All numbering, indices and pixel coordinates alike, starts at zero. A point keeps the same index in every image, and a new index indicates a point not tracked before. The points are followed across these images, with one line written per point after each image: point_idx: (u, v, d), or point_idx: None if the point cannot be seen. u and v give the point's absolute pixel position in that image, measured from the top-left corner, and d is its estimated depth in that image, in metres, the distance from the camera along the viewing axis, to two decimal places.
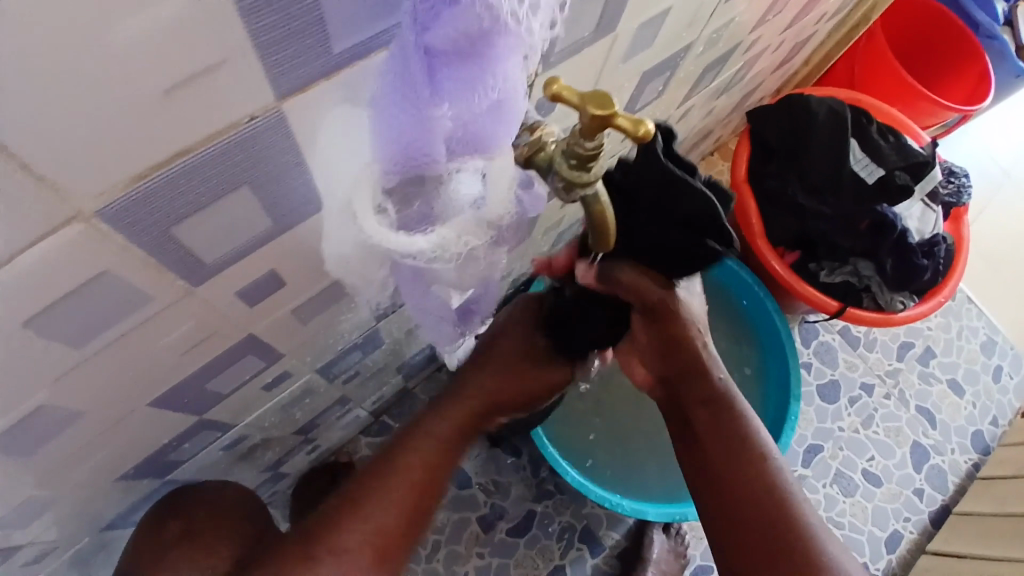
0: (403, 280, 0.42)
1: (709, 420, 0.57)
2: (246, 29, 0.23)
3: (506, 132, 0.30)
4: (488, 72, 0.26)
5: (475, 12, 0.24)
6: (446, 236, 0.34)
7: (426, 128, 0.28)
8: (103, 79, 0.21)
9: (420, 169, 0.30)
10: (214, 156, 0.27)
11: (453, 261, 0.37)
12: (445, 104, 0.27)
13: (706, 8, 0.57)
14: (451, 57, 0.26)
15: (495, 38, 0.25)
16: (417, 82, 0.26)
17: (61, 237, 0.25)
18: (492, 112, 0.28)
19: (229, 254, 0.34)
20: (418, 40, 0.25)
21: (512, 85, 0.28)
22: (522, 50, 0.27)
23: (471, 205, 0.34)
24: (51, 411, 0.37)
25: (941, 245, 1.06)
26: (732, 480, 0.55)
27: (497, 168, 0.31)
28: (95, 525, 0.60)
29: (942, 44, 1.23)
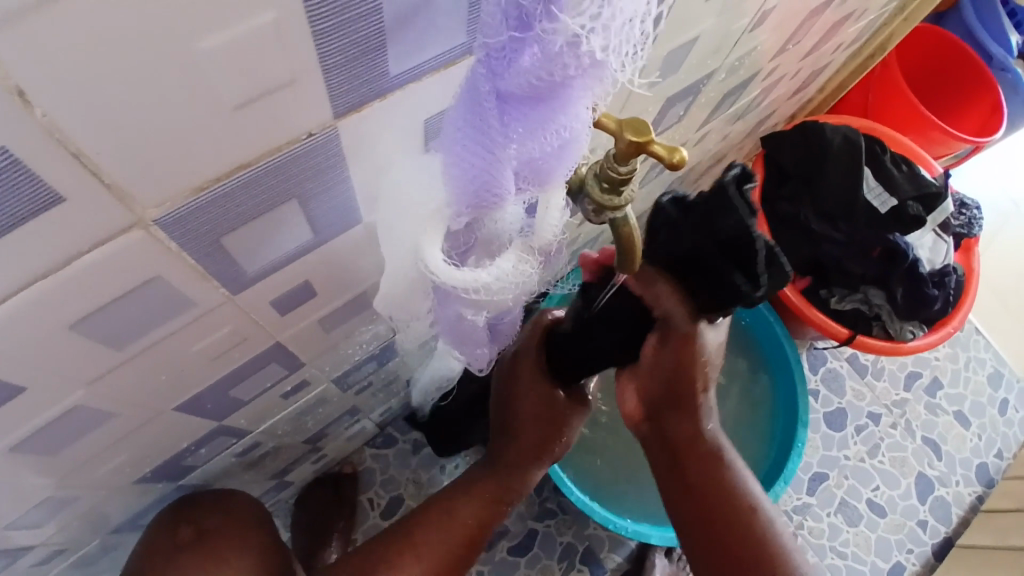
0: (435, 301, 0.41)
1: (699, 467, 0.57)
2: (315, 51, 0.24)
3: (566, 167, 0.30)
4: (560, 114, 0.27)
5: (554, 61, 0.24)
6: (506, 267, 0.35)
7: (494, 168, 0.28)
8: (178, 92, 0.22)
9: (484, 206, 0.31)
10: (269, 169, 0.28)
11: (514, 295, 0.38)
12: (515, 145, 0.28)
13: (731, 37, 0.58)
14: (523, 100, 0.26)
15: (571, 86, 0.25)
16: (491, 127, 0.27)
17: (119, 243, 0.26)
18: (560, 150, 0.29)
19: (269, 264, 0.35)
20: (492, 87, 0.26)
21: (582, 124, 0.28)
22: (601, 94, 0.27)
23: (519, 233, 0.36)
24: (83, 411, 0.38)
25: (952, 275, 1.06)
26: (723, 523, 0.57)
27: (549, 199, 0.33)
28: (105, 529, 0.60)
29: (954, 74, 1.24)
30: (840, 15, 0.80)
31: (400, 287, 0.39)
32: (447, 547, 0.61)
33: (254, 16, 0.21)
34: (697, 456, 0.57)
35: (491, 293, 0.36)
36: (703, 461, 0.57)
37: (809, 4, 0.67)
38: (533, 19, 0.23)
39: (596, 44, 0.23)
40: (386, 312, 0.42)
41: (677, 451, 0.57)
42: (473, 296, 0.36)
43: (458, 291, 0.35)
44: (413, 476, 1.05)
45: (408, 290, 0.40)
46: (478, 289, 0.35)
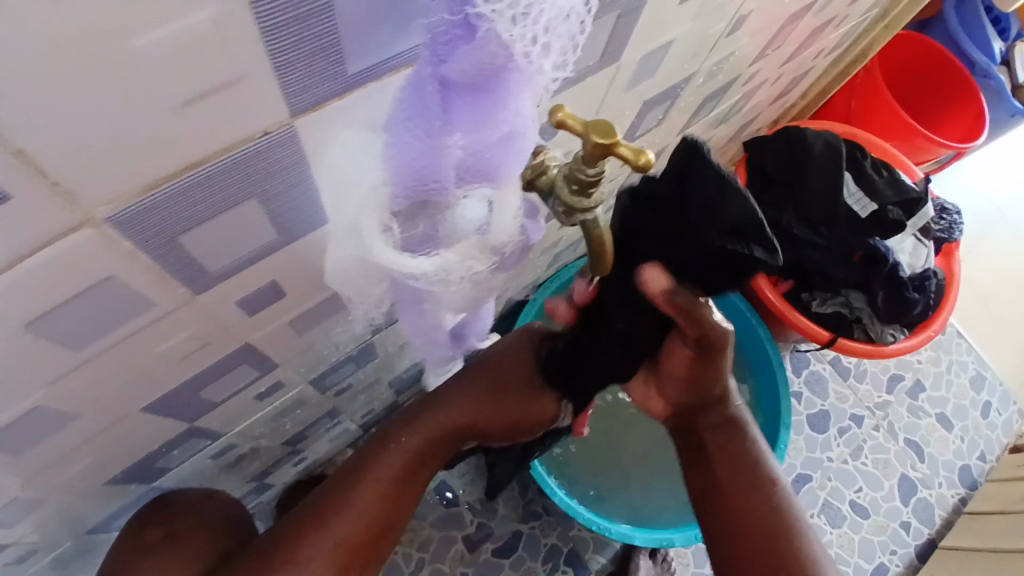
0: (400, 297, 0.41)
1: (722, 444, 0.57)
2: (264, 48, 0.24)
3: (514, 159, 0.30)
4: (500, 106, 0.27)
5: (489, 49, 0.24)
6: (449, 259, 0.34)
7: (434, 155, 0.28)
8: (121, 89, 0.22)
9: (429, 194, 0.31)
10: (224, 168, 0.27)
11: (461, 288, 0.38)
12: (456, 135, 0.28)
13: (709, 40, 0.59)
14: (464, 89, 0.26)
15: (509, 75, 0.26)
16: (431, 112, 0.27)
17: (69, 242, 0.26)
18: (501, 142, 0.29)
19: (232, 263, 0.34)
20: (434, 71, 0.26)
21: (522, 118, 0.28)
22: (535, 87, 0.27)
23: (476, 230, 0.35)
24: (44, 413, 0.37)
25: (933, 279, 1.07)
26: (751, 498, 0.55)
27: (503, 197, 0.32)
28: (76, 531, 0.59)
29: (938, 81, 1.25)
30: (819, 19, 0.81)
31: (365, 288, 0.39)
32: (366, 516, 0.51)
33: (197, 12, 0.21)
34: (723, 434, 0.58)
35: (432, 281, 0.35)
36: (733, 440, 0.57)
37: (788, 9, 0.68)
38: (468, 6, 0.23)
39: (519, 31, 0.24)
40: (353, 306, 0.42)
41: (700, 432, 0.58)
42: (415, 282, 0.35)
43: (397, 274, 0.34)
44: None
45: (375, 290, 0.40)
46: (419, 277, 0.34)
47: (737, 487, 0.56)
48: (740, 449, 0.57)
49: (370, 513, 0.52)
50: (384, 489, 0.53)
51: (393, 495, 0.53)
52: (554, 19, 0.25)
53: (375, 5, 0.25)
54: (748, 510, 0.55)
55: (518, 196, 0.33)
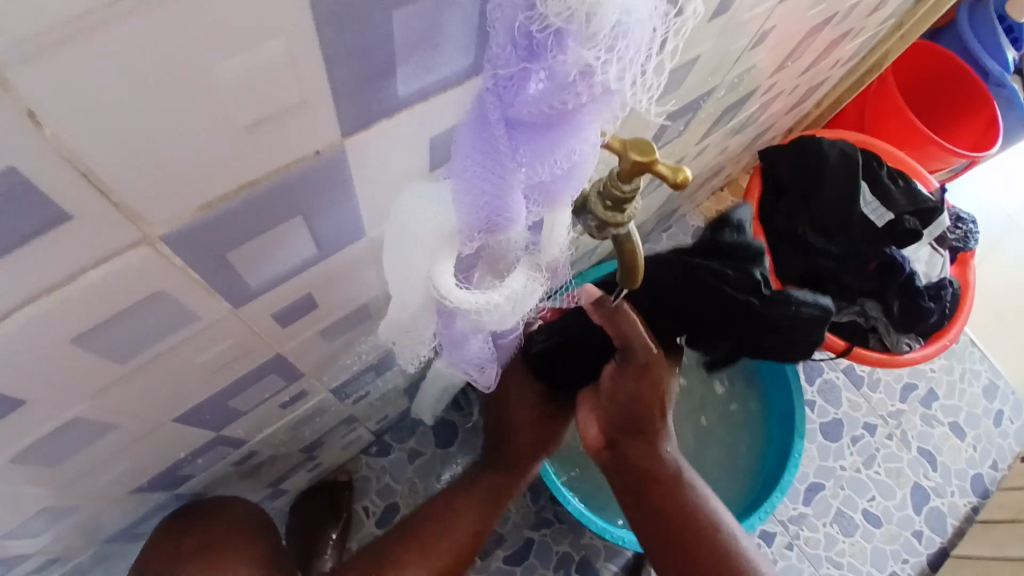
0: (439, 323, 0.41)
1: (664, 489, 0.59)
2: (326, 74, 0.24)
3: (577, 188, 0.31)
4: (571, 141, 0.27)
5: (566, 92, 0.24)
6: (513, 288, 0.35)
7: (504, 194, 0.29)
8: (187, 116, 0.22)
9: (495, 229, 0.31)
10: (276, 187, 0.28)
11: (522, 315, 0.39)
12: (524, 172, 0.28)
13: (732, 54, 0.59)
14: (533, 126, 0.26)
15: (581, 114, 0.25)
16: (500, 153, 0.27)
17: (126, 259, 0.26)
18: (567, 175, 0.29)
19: (273, 278, 0.35)
20: (501, 113, 0.26)
21: (591, 151, 0.28)
22: (609, 119, 0.27)
23: (525, 251, 0.36)
24: (83, 425, 0.38)
25: (949, 288, 1.07)
26: (692, 542, 0.59)
27: (557, 219, 0.33)
28: (101, 538, 0.60)
29: (951, 88, 1.25)
30: (836, 32, 0.81)
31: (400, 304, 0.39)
32: None
33: (266, 43, 0.21)
34: (663, 477, 0.59)
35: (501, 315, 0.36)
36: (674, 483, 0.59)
37: (807, 23, 0.68)
38: (544, 48, 0.23)
39: (608, 74, 0.23)
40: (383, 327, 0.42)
41: (641, 474, 0.60)
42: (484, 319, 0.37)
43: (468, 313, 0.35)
44: (409, 484, 1.04)
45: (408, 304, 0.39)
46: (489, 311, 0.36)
47: (676, 530, 0.59)
48: (678, 495, 0.59)
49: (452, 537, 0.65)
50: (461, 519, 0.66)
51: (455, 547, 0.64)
52: (634, 58, 0.24)
53: (432, 27, 0.26)
54: (690, 552, 0.59)
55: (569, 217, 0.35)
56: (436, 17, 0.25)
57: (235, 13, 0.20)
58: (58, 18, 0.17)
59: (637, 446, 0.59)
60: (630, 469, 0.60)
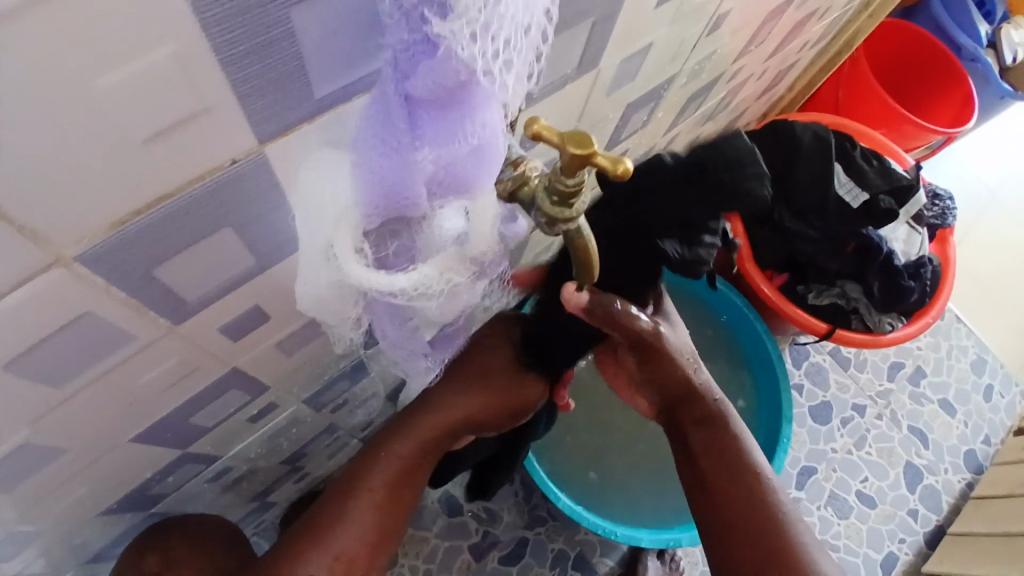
0: (377, 315, 0.40)
1: (708, 439, 0.57)
2: (229, 79, 0.24)
3: (488, 174, 0.30)
4: (467, 120, 0.27)
5: (449, 65, 0.24)
6: (426, 274, 0.33)
7: (405, 170, 0.28)
8: (80, 132, 0.21)
9: (399, 206, 0.31)
10: (196, 198, 0.27)
11: (441, 302, 0.37)
12: (424, 150, 0.28)
13: (690, 40, 0.58)
14: (429, 104, 0.26)
15: (472, 88, 0.26)
16: (398, 129, 0.27)
17: (40, 282, 0.25)
18: (473, 155, 0.29)
19: (213, 291, 0.34)
20: (399, 87, 0.26)
21: (492, 130, 0.28)
22: (503, 99, 0.27)
23: (455, 242, 0.34)
24: (31, 449, 0.37)
25: (928, 267, 1.06)
26: (732, 501, 0.55)
27: (478, 208, 0.32)
28: (75, 561, 0.59)
29: (926, 67, 1.25)
30: (801, 13, 0.80)
31: (336, 308, 0.35)
32: (364, 522, 0.51)
33: (155, 51, 0.21)
34: (711, 434, 0.57)
35: (414, 296, 0.34)
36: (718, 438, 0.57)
37: (767, 6, 0.67)
38: (424, 22, 0.23)
39: (483, 48, 0.24)
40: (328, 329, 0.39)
41: (684, 434, 0.58)
42: (396, 299, 0.34)
43: (378, 294, 0.33)
44: None
45: (347, 309, 0.36)
46: (401, 294, 0.34)
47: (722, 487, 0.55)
48: (726, 448, 0.57)
49: (366, 524, 0.51)
50: (378, 501, 0.51)
51: (387, 503, 0.52)
52: (510, 35, 0.25)
53: (337, 25, 0.25)
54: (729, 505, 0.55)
55: (497, 206, 0.33)
56: (338, 14, 0.25)
57: (106, 20, 0.19)
58: None
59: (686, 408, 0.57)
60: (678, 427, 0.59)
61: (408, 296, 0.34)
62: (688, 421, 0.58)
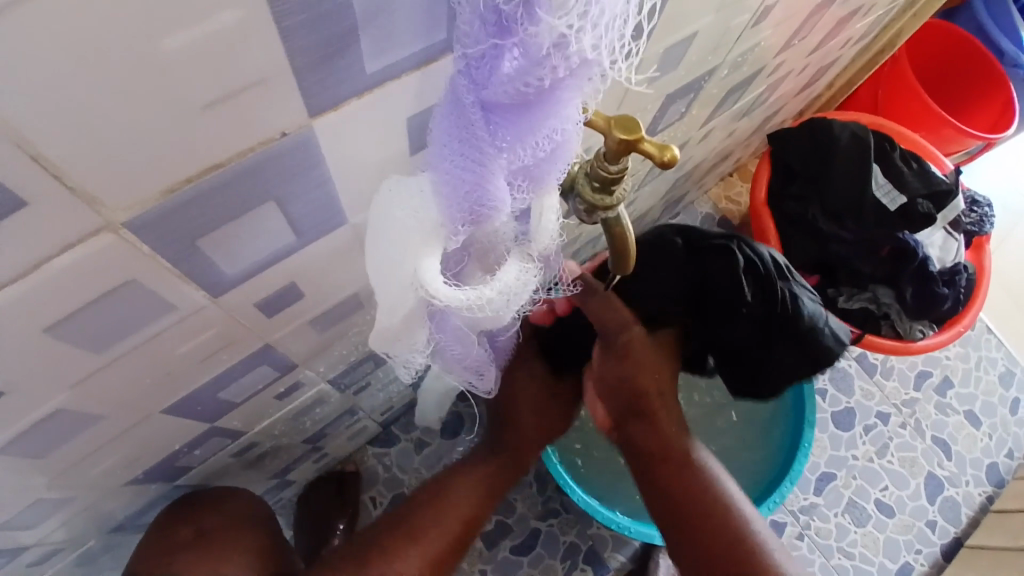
0: (441, 323, 0.41)
1: (668, 467, 0.57)
2: (283, 45, 0.23)
3: (560, 169, 0.30)
4: (550, 118, 0.26)
5: (542, 64, 0.23)
6: (507, 282, 0.34)
7: (485, 178, 0.28)
8: (139, 96, 0.21)
9: (480, 217, 0.31)
10: (244, 171, 0.27)
11: (518, 306, 0.38)
12: (504, 154, 0.27)
13: (734, 31, 0.57)
14: (509, 109, 0.26)
15: (558, 89, 0.25)
16: (478, 138, 0.27)
17: (90, 246, 0.25)
18: (552, 153, 0.28)
19: (253, 266, 0.34)
20: (475, 96, 0.25)
21: (570, 127, 0.27)
22: (588, 94, 0.25)
23: (515, 241, 0.36)
24: (68, 415, 0.37)
25: (964, 274, 1.03)
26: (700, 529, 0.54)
27: (545, 202, 0.33)
28: (101, 529, 0.60)
29: (967, 70, 1.21)
30: (847, 8, 0.78)
31: (410, 328, 0.38)
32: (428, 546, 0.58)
33: (217, 12, 0.20)
34: (674, 458, 0.57)
35: (494, 308, 0.35)
36: (680, 461, 0.57)
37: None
38: (515, 21, 0.22)
39: (589, 40, 0.22)
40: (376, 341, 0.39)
41: (647, 459, 0.58)
42: (476, 313, 0.35)
43: (459, 310, 0.34)
44: (416, 475, 1.03)
45: (419, 318, 0.37)
46: (482, 306, 0.35)
47: (690, 516, 0.55)
48: (689, 478, 0.56)
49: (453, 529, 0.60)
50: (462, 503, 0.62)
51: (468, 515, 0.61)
52: (615, 23, 0.22)
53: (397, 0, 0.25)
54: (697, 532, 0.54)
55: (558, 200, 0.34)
56: None
57: None
58: None
59: (643, 431, 0.58)
60: (637, 454, 0.59)
61: (489, 309, 0.35)
62: (642, 449, 0.58)
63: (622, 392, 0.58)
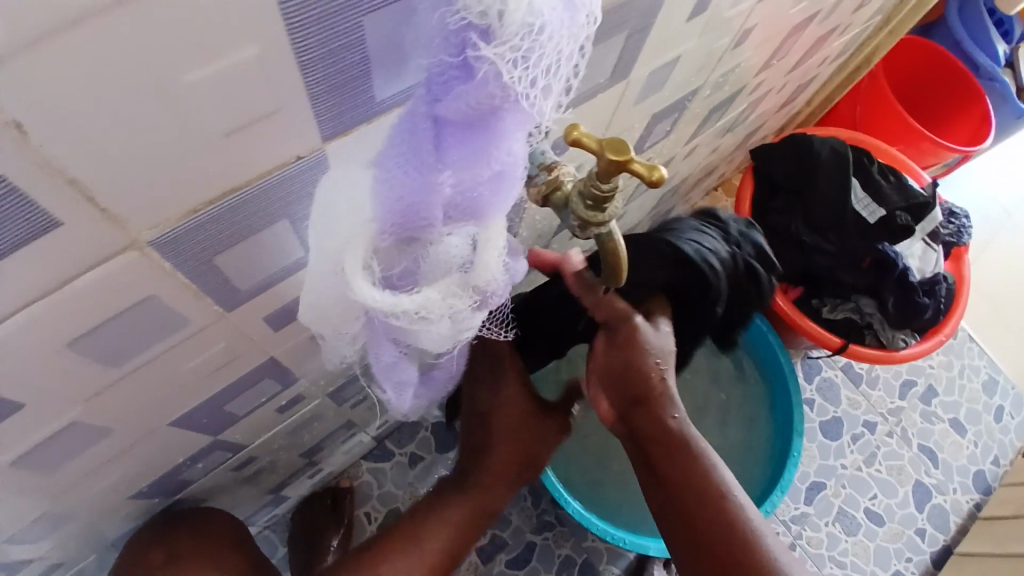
0: (375, 337, 0.40)
1: (671, 464, 0.52)
2: (301, 78, 0.25)
3: (501, 199, 0.31)
4: (492, 141, 0.28)
5: (485, 89, 0.26)
6: (432, 297, 0.33)
7: (425, 191, 0.29)
8: (168, 125, 0.23)
9: (414, 228, 0.32)
10: (258, 192, 0.29)
11: (444, 334, 0.36)
12: (447, 171, 0.29)
13: (716, 53, 0.60)
14: (459, 128, 0.27)
15: (501, 113, 0.27)
16: (423, 150, 0.28)
17: (116, 264, 0.27)
18: (493, 181, 0.30)
19: (263, 282, 0.36)
20: (428, 109, 0.27)
21: (513, 158, 0.29)
22: (529, 125, 0.28)
23: (460, 267, 0.34)
24: (79, 428, 0.39)
25: (943, 284, 1.07)
26: (701, 525, 0.51)
27: (488, 236, 0.33)
28: (101, 545, 0.60)
29: (944, 86, 1.26)
30: (821, 30, 0.82)
31: (339, 322, 0.38)
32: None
33: (243, 48, 0.22)
34: (673, 450, 0.52)
35: (416, 320, 0.34)
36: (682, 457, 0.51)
37: (790, 22, 0.68)
38: (467, 47, 0.25)
39: (519, 74, 0.25)
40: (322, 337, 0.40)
41: (649, 451, 0.52)
42: (397, 321, 0.34)
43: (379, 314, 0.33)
44: (411, 490, 1.04)
45: (348, 324, 0.38)
46: (404, 316, 0.34)
47: (688, 515, 0.51)
48: (694, 471, 0.52)
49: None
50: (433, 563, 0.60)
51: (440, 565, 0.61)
52: (549, 62, 0.26)
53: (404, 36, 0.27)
54: (703, 530, 0.51)
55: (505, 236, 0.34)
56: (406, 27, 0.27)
57: (205, 20, 0.21)
58: (31, 32, 0.18)
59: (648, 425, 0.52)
60: (640, 442, 0.53)
61: (410, 319, 0.34)
62: (646, 439, 0.52)
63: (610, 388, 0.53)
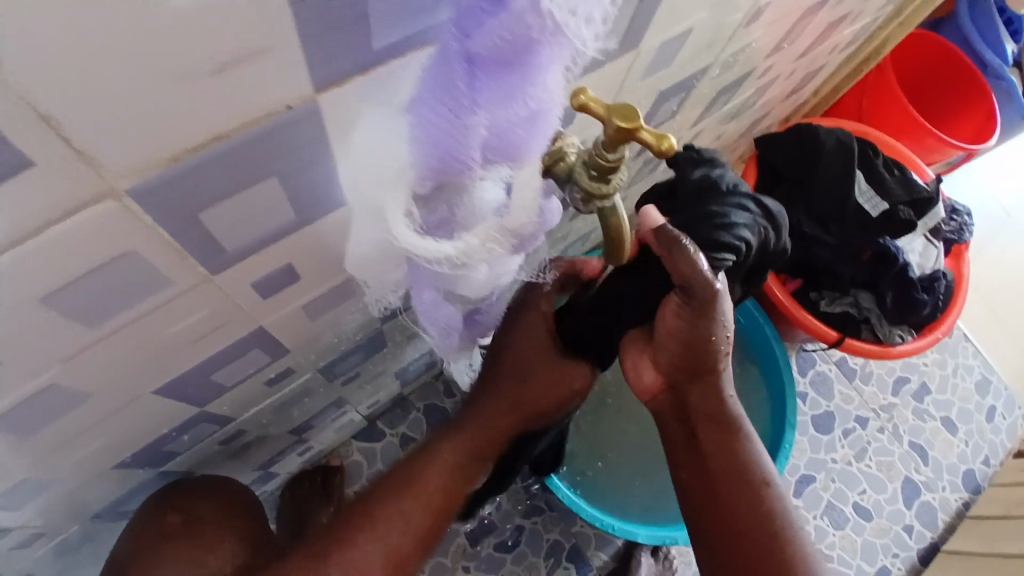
0: (416, 284, 0.41)
1: (718, 440, 0.54)
2: (292, 18, 0.24)
3: (534, 138, 0.31)
4: (527, 77, 0.28)
5: (521, 20, 0.25)
6: (472, 244, 0.36)
7: (461, 135, 0.28)
8: (149, 59, 0.22)
9: (452, 173, 0.31)
10: (245, 142, 0.27)
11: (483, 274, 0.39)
12: (482, 112, 0.28)
13: (727, 30, 0.58)
14: (492, 64, 0.27)
15: (536, 47, 0.27)
16: (458, 90, 0.27)
17: (93, 212, 0.26)
18: (528, 121, 0.30)
19: (250, 244, 0.34)
20: (461, 47, 0.26)
21: (547, 95, 0.29)
22: (562, 60, 0.28)
23: (495, 214, 0.37)
24: (57, 391, 0.37)
25: (942, 280, 1.06)
26: (732, 506, 0.53)
27: (523, 176, 0.34)
28: (85, 515, 0.59)
29: (949, 80, 1.24)
30: (833, 16, 0.80)
31: (381, 269, 0.40)
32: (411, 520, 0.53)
33: None
34: (719, 428, 0.54)
35: (455, 266, 0.37)
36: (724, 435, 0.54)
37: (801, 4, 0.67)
38: None
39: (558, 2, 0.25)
40: (366, 287, 0.42)
41: (695, 422, 0.54)
42: (438, 267, 0.36)
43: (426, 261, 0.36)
44: None
45: (390, 271, 0.40)
46: (444, 262, 0.36)
47: (721, 496, 0.54)
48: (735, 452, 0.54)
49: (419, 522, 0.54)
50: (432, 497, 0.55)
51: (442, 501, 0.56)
52: None
53: None
54: (733, 514, 0.53)
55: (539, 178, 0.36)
56: None
57: None
58: None
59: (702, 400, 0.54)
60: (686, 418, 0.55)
61: (449, 264, 0.36)
62: (698, 415, 0.54)
63: (678, 357, 0.50)
